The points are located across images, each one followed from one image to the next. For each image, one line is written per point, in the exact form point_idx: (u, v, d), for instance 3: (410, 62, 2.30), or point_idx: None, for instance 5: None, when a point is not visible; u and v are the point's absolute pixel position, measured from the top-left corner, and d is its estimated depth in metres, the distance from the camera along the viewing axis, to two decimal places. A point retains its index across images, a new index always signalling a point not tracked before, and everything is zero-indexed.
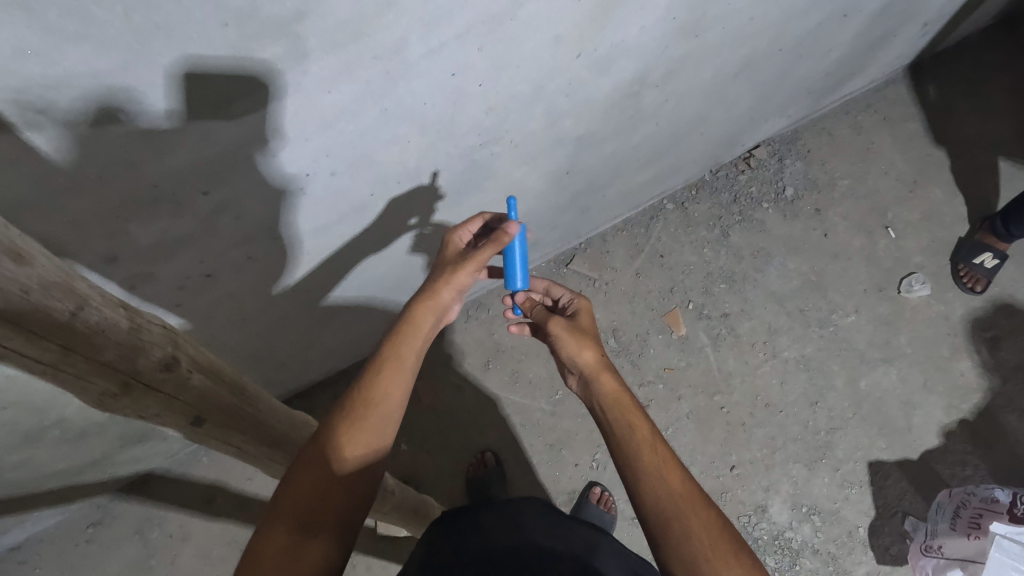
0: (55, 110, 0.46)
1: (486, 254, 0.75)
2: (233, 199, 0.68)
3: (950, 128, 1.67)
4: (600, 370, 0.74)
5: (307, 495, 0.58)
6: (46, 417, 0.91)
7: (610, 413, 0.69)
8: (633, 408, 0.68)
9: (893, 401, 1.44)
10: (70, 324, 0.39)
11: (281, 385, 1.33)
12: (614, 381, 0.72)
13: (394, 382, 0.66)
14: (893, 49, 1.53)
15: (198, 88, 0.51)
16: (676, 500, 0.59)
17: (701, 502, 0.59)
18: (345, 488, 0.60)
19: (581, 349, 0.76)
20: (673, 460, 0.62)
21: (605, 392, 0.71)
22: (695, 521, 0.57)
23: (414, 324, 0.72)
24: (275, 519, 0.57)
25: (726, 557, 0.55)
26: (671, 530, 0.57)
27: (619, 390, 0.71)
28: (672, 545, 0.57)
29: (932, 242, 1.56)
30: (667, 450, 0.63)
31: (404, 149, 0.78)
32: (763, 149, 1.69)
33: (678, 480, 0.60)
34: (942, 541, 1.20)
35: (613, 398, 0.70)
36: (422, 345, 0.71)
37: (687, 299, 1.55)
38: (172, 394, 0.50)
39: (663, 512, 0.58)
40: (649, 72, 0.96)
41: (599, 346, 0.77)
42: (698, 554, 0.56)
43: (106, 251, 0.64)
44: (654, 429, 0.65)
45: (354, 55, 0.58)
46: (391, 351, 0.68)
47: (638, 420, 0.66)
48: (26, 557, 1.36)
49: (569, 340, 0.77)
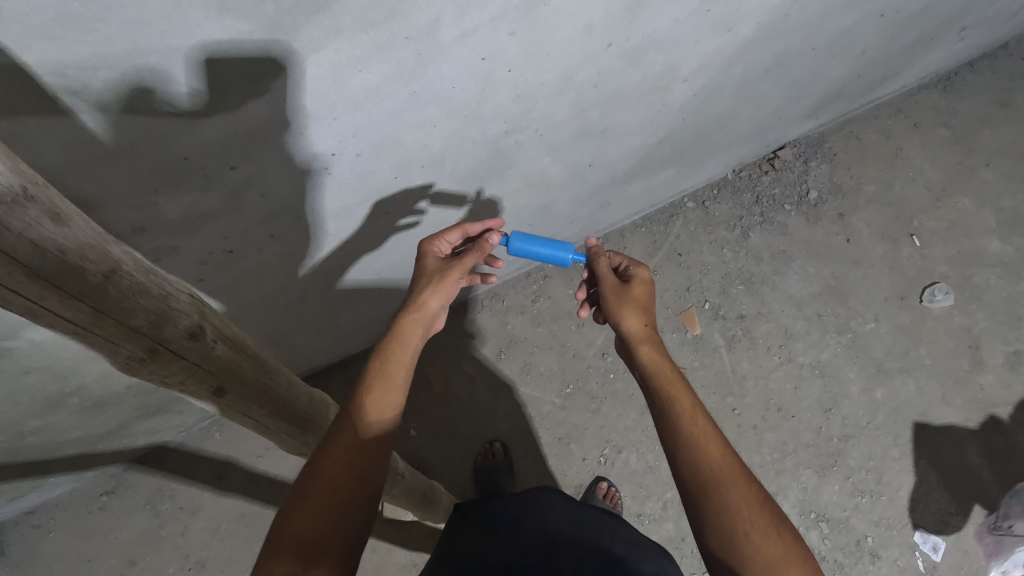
0: (93, 82, 0.47)
1: (472, 261, 0.82)
2: (260, 176, 0.69)
3: (982, 137, 1.64)
4: (645, 340, 0.75)
5: (311, 522, 0.59)
6: (67, 385, 0.92)
7: (652, 383, 0.70)
8: (676, 380, 0.69)
9: (909, 412, 1.42)
10: (102, 287, 0.39)
11: (297, 365, 1.34)
12: (657, 350, 0.74)
13: (387, 400, 0.68)
14: (928, 53, 1.50)
15: (229, 62, 0.51)
16: (716, 473, 0.60)
17: (742, 477, 0.60)
18: (351, 505, 0.61)
19: (628, 317, 0.76)
20: (715, 433, 0.63)
21: (648, 362, 0.72)
22: (735, 495, 0.59)
23: (404, 338, 0.74)
24: (279, 549, 0.57)
25: (766, 532, 0.57)
26: (710, 500, 0.59)
27: (662, 362, 0.72)
28: (709, 516, 0.59)
29: (957, 252, 1.53)
30: (708, 424, 0.64)
31: (430, 133, 0.78)
32: (788, 151, 1.66)
33: (720, 454, 0.61)
34: (1012, 521, 1.27)
35: (658, 369, 0.71)
36: (411, 359, 0.73)
37: (703, 299, 1.53)
38: (196, 362, 0.50)
39: (702, 483, 0.60)
40: (679, 66, 0.95)
41: (647, 315, 0.77)
42: (737, 528, 0.57)
43: (134, 222, 0.65)
44: (695, 401, 0.66)
45: (385, 36, 0.58)
46: (382, 369, 0.70)
47: (682, 391, 0.67)
48: (41, 522, 1.39)
49: (616, 306, 0.78)
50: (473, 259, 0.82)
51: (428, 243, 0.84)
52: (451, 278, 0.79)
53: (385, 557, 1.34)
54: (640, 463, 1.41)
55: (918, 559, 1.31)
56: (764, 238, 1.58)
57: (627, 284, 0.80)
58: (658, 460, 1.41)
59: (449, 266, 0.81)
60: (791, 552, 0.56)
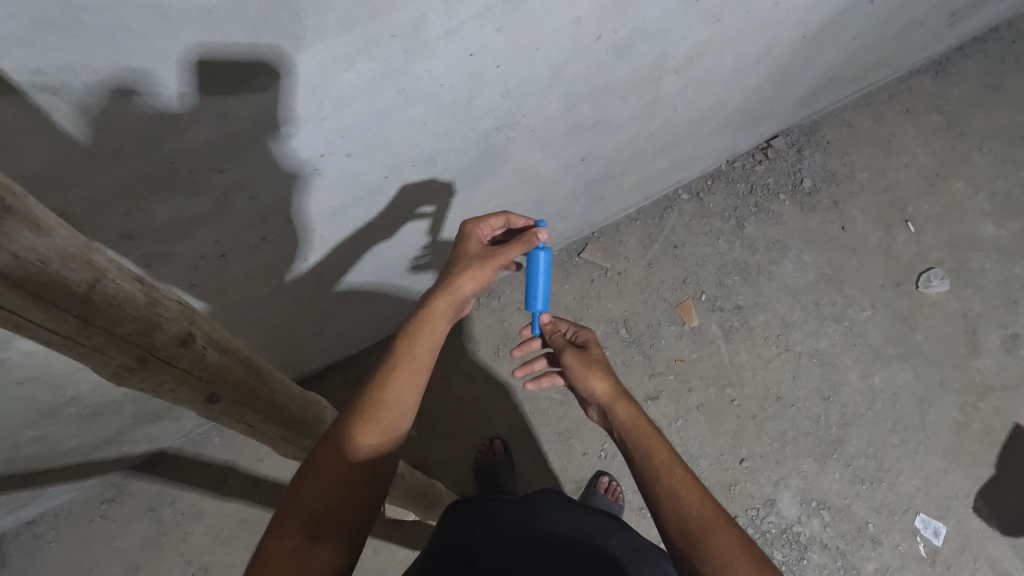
0: (77, 85, 0.46)
1: (513, 252, 0.80)
2: (249, 178, 0.68)
3: (974, 121, 1.64)
4: (619, 399, 0.75)
5: (318, 499, 0.59)
6: (62, 394, 0.92)
7: (631, 438, 0.70)
8: (653, 433, 0.69)
9: (907, 398, 1.42)
10: (87, 296, 0.38)
11: (294, 368, 1.34)
12: (632, 406, 0.74)
13: (409, 382, 0.67)
14: (920, 38, 1.49)
15: (215, 67, 0.51)
16: (698, 520, 0.59)
17: (724, 523, 0.59)
18: (356, 490, 0.61)
19: (595, 383, 0.78)
20: (694, 482, 0.63)
21: (625, 419, 0.73)
22: (718, 541, 0.57)
23: (433, 318, 0.73)
24: (287, 524, 0.57)
25: None
26: (693, 551, 0.57)
27: (637, 419, 0.72)
28: (694, 565, 0.57)
29: (951, 238, 1.54)
30: (686, 472, 0.64)
31: (420, 131, 0.77)
32: (781, 140, 1.66)
33: (700, 503, 0.60)
34: None
35: (634, 424, 0.72)
36: (438, 341, 0.73)
37: (700, 290, 1.53)
38: (187, 370, 0.50)
39: (684, 536, 0.59)
40: (670, 56, 0.94)
41: (612, 374, 0.79)
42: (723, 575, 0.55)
43: (123, 228, 0.64)
44: (672, 452, 0.67)
45: (371, 34, 0.57)
46: (409, 351, 0.69)
47: (658, 443, 0.68)
48: (42, 531, 1.39)
49: (583, 373, 0.80)
50: (515, 253, 0.80)
51: (470, 226, 0.84)
52: (491, 264, 0.78)
53: (389, 558, 1.34)
54: None
55: (919, 544, 1.32)
56: (758, 229, 1.58)
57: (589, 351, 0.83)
58: None
59: (488, 252, 0.80)
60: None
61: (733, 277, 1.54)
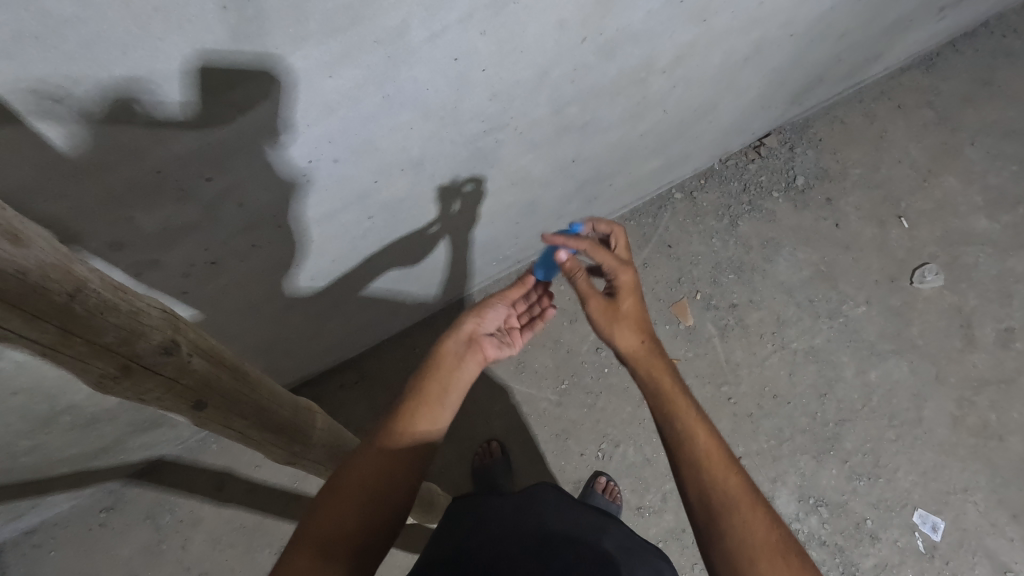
0: (59, 98, 0.46)
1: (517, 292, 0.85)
2: (236, 186, 0.68)
3: (966, 116, 1.64)
4: (644, 358, 0.75)
5: (330, 523, 0.60)
6: (57, 403, 0.92)
7: (656, 399, 0.70)
8: (679, 395, 0.70)
9: (904, 393, 1.43)
10: (67, 306, 0.39)
11: (291, 373, 1.34)
12: (662, 363, 0.74)
13: (419, 413, 0.68)
14: (910, 33, 1.49)
15: (197, 78, 0.51)
16: (722, 496, 0.61)
17: (749, 502, 0.61)
18: (366, 515, 0.61)
19: (622, 337, 0.77)
20: (720, 455, 0.64)
21: (648, 379, 0.73)
22: (740, 519, 0.59)
23: (444, 353, 0.76)
24: (298, 545, 0.58)
25: (773, 560, 0.57)
26: (714, 524, 0.60)
27: (665, 377, 0.72)
28: (715, 540, 0.59)
29: (945, 232, 1.54)
30: (714, 444, 0.65)
31: (407, 136, 0.77)
32: (774, 138, 1.66)
33: (726, 474, 0.63)
34: None
35: (660, 385, 0.72)
36: (454, 376, 0.74)
37: (694, 289, 1.53)
38: (172, 377, 0.50)
39: (707, 510, 0.61)
40: (656, 57, 0.94)
41: (643, 331, 0.77)
42: (745, 553, 0.57)
43: (111, 238, 0.64)
44: (701, 418, 0.68)
45: (353, 41, 0.57)
46: (419, 385, 0.71)
47: (686, 407, 0.68)
48: (41, 541, 1.39)
49: (609, 325, 0.78)
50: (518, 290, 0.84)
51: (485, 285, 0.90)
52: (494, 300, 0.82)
53: (388, 561, 1.34)
54: (638, 456, 1.42)
55: (917, 539, 1.32)
56: (752, 226, 1.58)
57: (619, 297, 0.79)
58: (655, 453, 1.42)
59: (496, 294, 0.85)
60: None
61: (727, 275, 1.54)
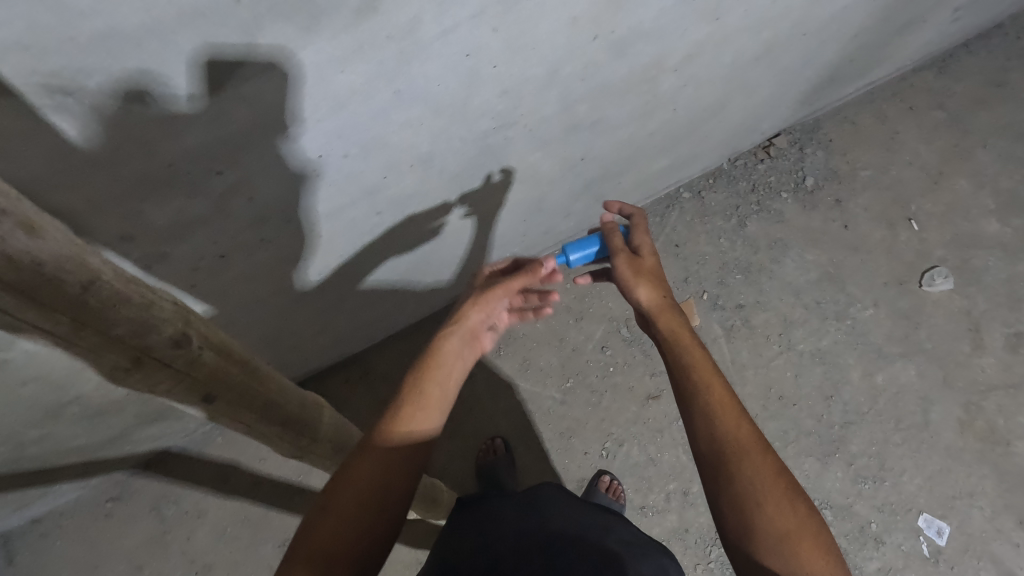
0: (74, 91, 0.46)
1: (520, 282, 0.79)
2: (246, 180, 0.68)
3: (978, 118, 1.63)
4: (664, 312, 0.74)
5: (330, 537, 0.59)
6: (66, 394, 0.93)
7: (673, 352, 0.70)
8: (695, 348, 0.70)
9: (910, 397, 1.42)
10: (82, 298, 0.39)
11: (297, 368, 1.35)
12: (680, 320, 0.74)
13: (416, 419, 0.67)
14: (923, 34, 1.48)
15: (210, 71, 0.51)
16: (733, 443, 0.61)
17: (759, 447, 0.61)
18: (367, 524, 0.61)
19: (642, 292, 0.75)
20: (731, 403, 0.64)
21: (668, 331, 0.73)
22: (750, 464, 0.60)
23: (442, 353, 0.74)
24: (297, 561, 0.58)
25: (781, 504, 0.58)
26: (725, 469, 0.60)
27: (680, 332, 0.72)
28: (724, 487, 0.60)
29: (955, 235, 1.53)
30: (726, 392, 0.65)
31: (417, 132, 0.77)
32: (783, 138, 1.65)
33: (737, 423, 0.63)
34: None
35: (677, 337, 0.72)
36: (450, 377, 0.73)
37: (701, 289, 1.53)
38: (183, 370, 0.50)
39: (717, 458, 0.61)
40: (667, 55, 0.94)
41: (662, 286, 0.76)
42: (753, 498, 0.58)
43: (122, 230, 0.64)
44: (714, 368, 0.67)
45: (366, 36, 0.57)
46: (416, 387, 0.70)
47: (700, 360, 0.68)
48: (48, 530, 1.40)
49: (630, 278, 0.76)
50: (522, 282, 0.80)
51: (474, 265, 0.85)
52: (492, 294, 0.79)
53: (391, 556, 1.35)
54: (642, 455, 1.41)
55: (922, 543, 1.32)
56: (759, 227, 1.57)
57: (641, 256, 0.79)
58: (659, 452, 1.42)
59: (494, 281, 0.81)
60: (803, 524, 0.57)
61: (734, 276, 1.53)
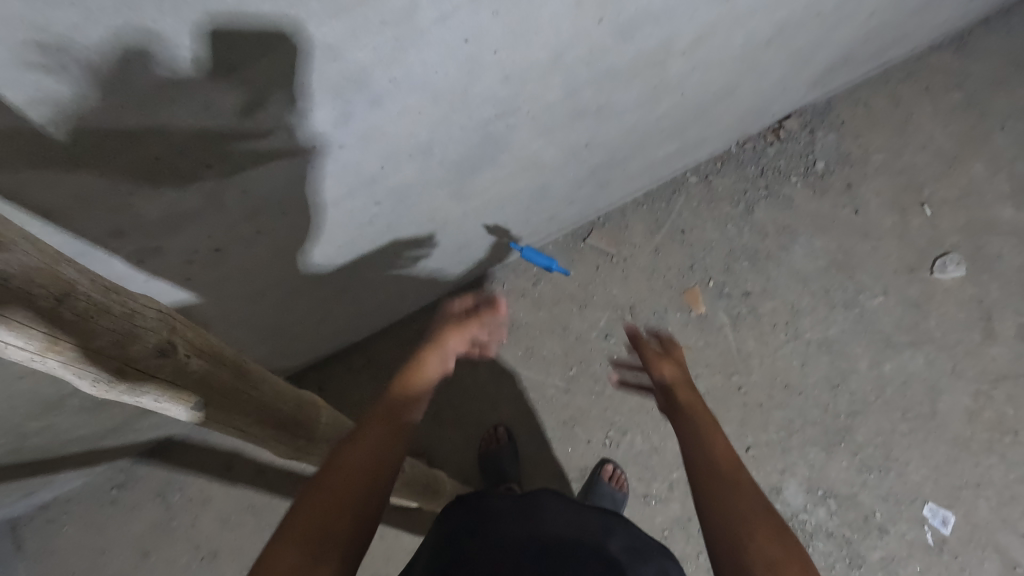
0: (49, 85, 0.44)
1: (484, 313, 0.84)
2: (238, 174, 0.66)
3: (996, 100, 1.58)
4: (680, 386, 0.77)
5: (318, 515, 0.55)
6: (65, 387, 0.92)
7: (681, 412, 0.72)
8: (703, 409, 0.72)
9: (919, 385, 1.40)
10: (55, 312, 0.37)
11: (298, 356, 1.34)
12: (694, 394, 0.75)
13: (402, 414, 0.67)
14: (942, 12, 1.42)
15: (206, 43, 0.47)
16: (730, 484, 0.60)
17: (755, 490, 0.60)
18: (357, 504, 0.57)
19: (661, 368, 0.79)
20: (731, 455, 0.64)
21: (684, 400, 0.74)
22: (746, 501, 0.58)
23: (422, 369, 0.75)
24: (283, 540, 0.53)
25: (773, 536, 0.56)
26: (719, 505, 0.58)
27: (693, 399, 0.74)
28: (718, 522, 0.57)
29: (968, 221, 1.49)
30: (727, 445, 0.65)
31: (416, 121, 0.75)
32: (794, 121, 1.60)
33: (736, 470, 0.62)
34: None
35: (689, 404, 0.73)
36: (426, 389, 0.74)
37: (707, 277, 1.50)
38: (170, 379, 0.49)
39: (714, 493, 0.60)
40: (675, 38, 0.90)
41: (682, 369, 0.80)
42: (746, 529, 0.56)
43: (112, 226, 0.63)
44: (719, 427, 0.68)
45: (359, 22, 0.54)
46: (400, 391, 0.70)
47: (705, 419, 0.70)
48: (55, 516, 1.41)
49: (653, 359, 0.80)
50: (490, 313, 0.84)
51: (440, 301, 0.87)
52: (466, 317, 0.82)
53: (395, 543, 1.36)
54: (646, 445, 1.41)
55: (926, 533, 1.31)
56: (768, 212, 1.54)
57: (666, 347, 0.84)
58: (663, 441, 1.41)
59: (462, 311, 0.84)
60: (798, 557, 0.54)
61: (741, 263, 1.51)
